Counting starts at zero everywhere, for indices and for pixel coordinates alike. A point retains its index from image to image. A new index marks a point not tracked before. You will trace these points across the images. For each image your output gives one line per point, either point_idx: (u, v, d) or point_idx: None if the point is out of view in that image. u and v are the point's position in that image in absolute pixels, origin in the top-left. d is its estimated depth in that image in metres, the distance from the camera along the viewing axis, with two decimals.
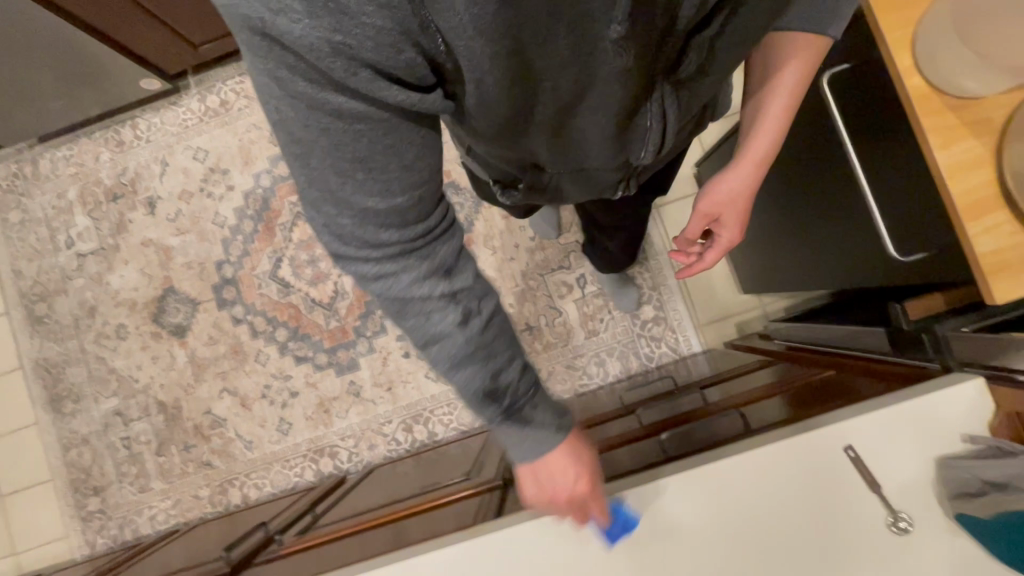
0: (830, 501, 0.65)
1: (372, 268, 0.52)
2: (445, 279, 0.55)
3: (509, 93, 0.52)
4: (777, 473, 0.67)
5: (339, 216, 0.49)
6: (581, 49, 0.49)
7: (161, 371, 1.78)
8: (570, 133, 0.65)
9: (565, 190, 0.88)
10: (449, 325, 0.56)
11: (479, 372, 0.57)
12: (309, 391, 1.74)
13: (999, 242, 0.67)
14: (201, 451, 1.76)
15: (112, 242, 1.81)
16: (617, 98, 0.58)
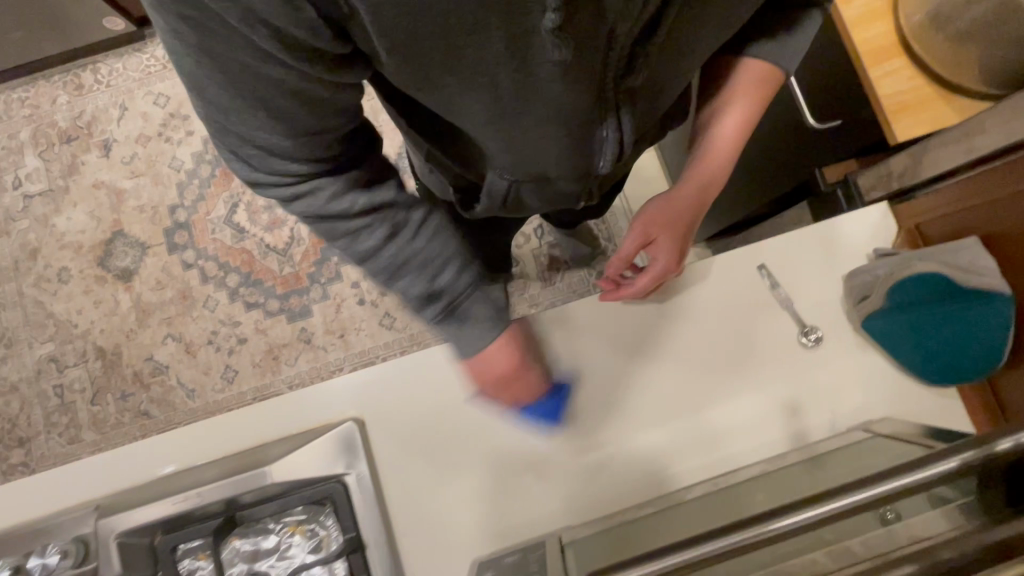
0: (743, 323, 0.67)
1: (285, 191, 0.51)
2: (362, 190, 0.53)
3: (449, 80, 0.47)
4: (702, 294, 0.68)
5: (241, 148, 0.47)
6: (512, 44, 0.43)
7: (104, 316, 1.71)
8: (530, 141, 0.59)
9: (527, 201, 0.83)
10: (376, 242, 0.54)
11: (414, 279, 0.56)
12: (258, 338, 1.68)
13: (898, 85, 0.72)
14: (138, 400, 1.67)
15: (63, 185, 1.77)
16: (560, 100, 0.52)
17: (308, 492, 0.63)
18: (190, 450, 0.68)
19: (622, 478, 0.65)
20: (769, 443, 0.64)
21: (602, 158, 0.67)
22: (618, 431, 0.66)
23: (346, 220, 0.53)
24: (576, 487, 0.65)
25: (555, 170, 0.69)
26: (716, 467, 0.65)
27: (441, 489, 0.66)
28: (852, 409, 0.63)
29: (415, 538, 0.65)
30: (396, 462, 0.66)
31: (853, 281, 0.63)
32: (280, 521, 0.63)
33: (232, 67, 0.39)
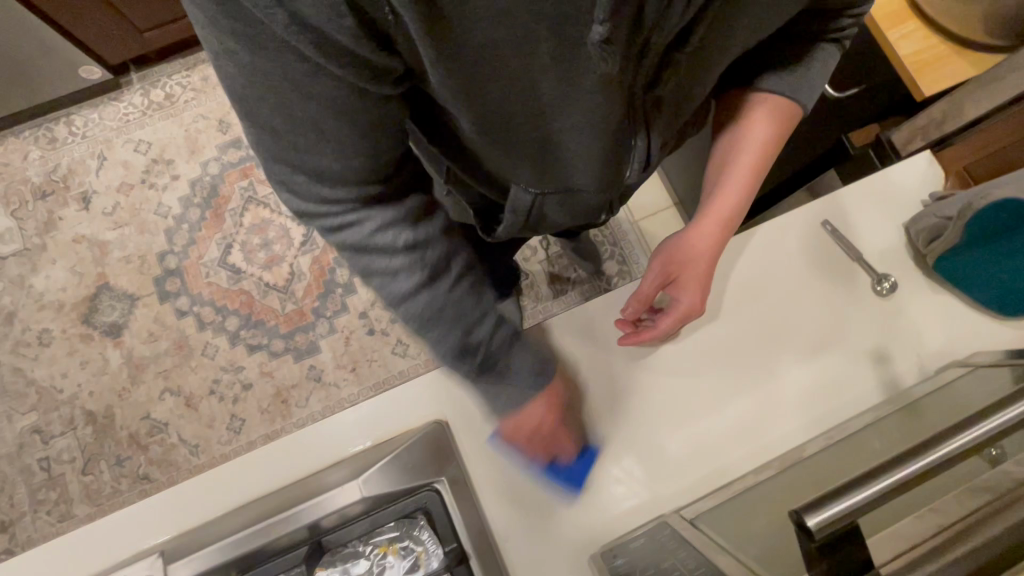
0: (814, 284, 0.66)
1: (329, 221, 0.48)
2: (410, 225, 0.50)
3: (497, 87, 0.45)
4: (768, 259, 0.68)
5: (290, 173, 0.44)
6: (558, 53, 0.42)
7: (92, 376, 1.60)
8: (557, 155, 0.60)
9: (548, 218, 0.81)
10: (419, 283, 0.50)
11: (446, 331, 0.51)
12: (264, 382, 1.59)
13: (915, 46, 0.76)
14: (136, 464, 1.54)
15: (39, 243, 1.67)
16: (597, 111, 0.51)
17: (399, 506, 0.58)
18: (249, 484, 0.62)
19: (723, 456, 0.62)
20: (862, 399, 0.63)
21: (632, 170, 0.68)
22: (708, 407, 0.64)
23: (387, 257, 0.50)
24: (672, 473, 0.62)
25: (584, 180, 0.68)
26: (814, 432, 0.63)
27: (534, 496, 0.61)
28: (936, 349, 0.64)
29: (518, 549, 0.60)
30: (483, 466, 0.62)
31: (920, 222, 0.64)
32: (371, 543, 0.58)
33: (275, 91, 0.37)
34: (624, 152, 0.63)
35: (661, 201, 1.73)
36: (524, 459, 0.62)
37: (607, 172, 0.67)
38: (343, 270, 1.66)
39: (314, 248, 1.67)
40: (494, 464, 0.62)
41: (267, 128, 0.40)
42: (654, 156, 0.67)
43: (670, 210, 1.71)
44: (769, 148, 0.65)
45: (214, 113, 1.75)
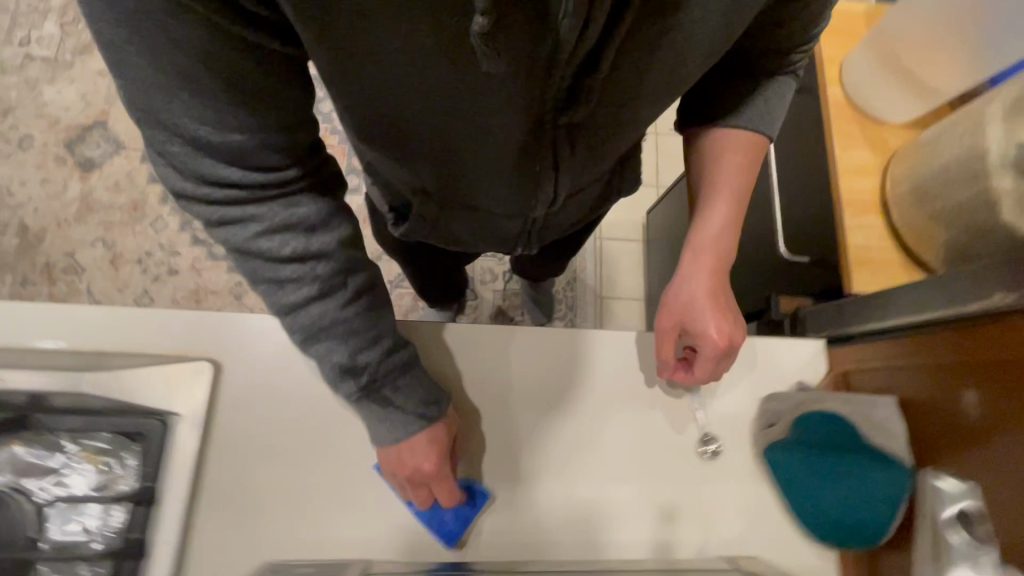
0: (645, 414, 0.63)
1: (211, 210, 0.46)
2: (303, 233, 0.48)
3: (393, 64, 0.48)
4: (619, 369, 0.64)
5: (167, 141, 0.42)
6: (439, 32, 0.45)
7: (45, 196, 1.61)
8: (460, 148, 0.61)
9: (456, 224, 0.83)
10: (304, 297, 0.49)
11: (334, 348, 0.50)
12: (190, 276, 1.59)
13: (868, 239, 0.73)
14: (37, 292, 1.54)
15: (69, 60, 1.73)
16: (493, 102, 0.53)
17: (121, 419, 0.54)
18: (28, 330, 0.58)
19: (470, 532, 0.58)
20: (628, 545, 0.59)
21: (541, 198, 0.72)
22: (480, 478, 0.60)
23: (275, 265, 0.48)
24: (410, 524, 0.58)
25: (486, 186, 0.70)
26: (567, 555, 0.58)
27: (267, 486, 0.57)
28: (726, 538, 0.59)
29: (217, 522, 0.56)
30: (230, 435, 0.58)
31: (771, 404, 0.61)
32: (77, 443, 0.54)
33: (164, 52, 0.38)
34: (530, 173, 0.67)
35: (633, 291, 1.70)
36: (278, 445, 0.58)
37: (511, 190, 0.70)
38: None
39: None
40: (245, 436, 0.58)
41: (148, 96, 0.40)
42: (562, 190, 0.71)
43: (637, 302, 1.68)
44: (751, 167, 0.65)
45: None
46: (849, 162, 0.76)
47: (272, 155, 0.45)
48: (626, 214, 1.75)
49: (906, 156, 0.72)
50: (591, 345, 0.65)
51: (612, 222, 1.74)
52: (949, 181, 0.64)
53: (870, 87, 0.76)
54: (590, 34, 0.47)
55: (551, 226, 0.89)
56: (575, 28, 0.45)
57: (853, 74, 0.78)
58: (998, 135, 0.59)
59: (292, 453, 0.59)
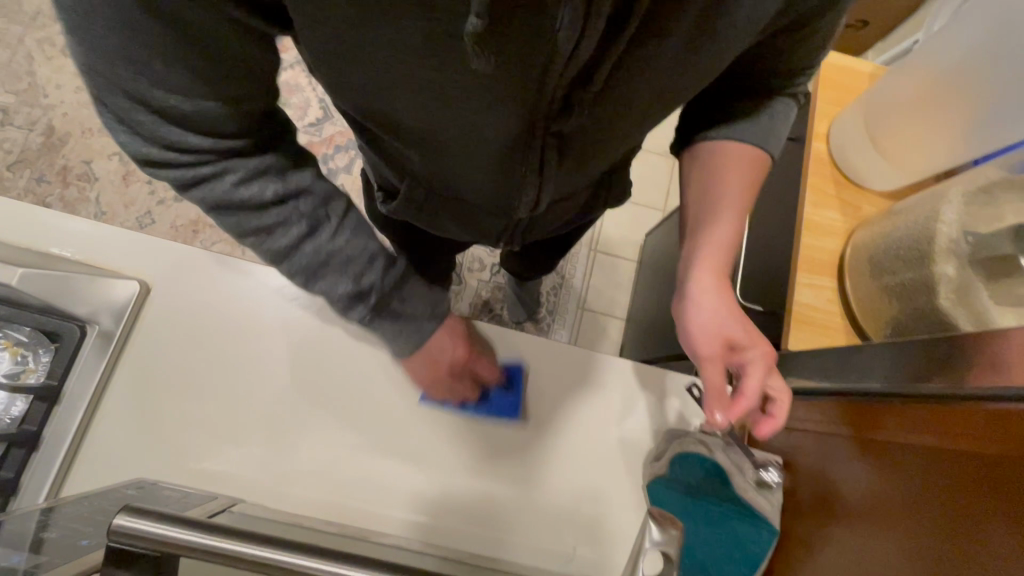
0: (549, 424, 0.65)
1: (186, 174, 0.43)
2: (280, 177, 0.47)
3: (364, 58, 0.44)
4: (537, 373, 0.66)
5: (132, 108, 0.39)
6: (433, 33, 0.41)
7: (76, 103, 1.68)
8: (441, 148, 0.58)
9: (443, 225, 0.80)
10: (298, 235, 0.48)
11: (335, 277, 0.51)
12: (193, 206, 1.63)
13: (816, 300, 0.72)
14: (49, 191, 1.61)
15: None
16: (480, 105, 0.49)
17: (42, 319, 0.56)
18: None
19: (347, 498, 0.60)
20: (497, 544, 0.60)
21: (524, 199, 0.66)
22: (373, 449, 0.62)
23: (256, 214, 0.47)
24: (291, 478, 0.60)
25: (470, 187, 0.67)
26: (435, 538, 0.60)
27: (169, 413, 0.60)
28: (594, 558, 0.60)
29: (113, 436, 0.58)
30: (149, 353, 0.61)
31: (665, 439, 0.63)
32: None
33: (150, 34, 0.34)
34: (514, 174, 0.61)
35: (616, 309, 1.69)
36: (193, 372, 0.61)
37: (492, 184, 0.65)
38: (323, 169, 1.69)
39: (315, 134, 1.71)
40: (164, 357, 0.61)
41: (107, 64, 0.36)
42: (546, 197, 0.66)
43: (618, 322, 1.68)
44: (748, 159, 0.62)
45: None
46: (817, 220, 0.74)
47: (236, 121, 0.42)
48: (626, 233, 1.74)
49: (873, 223, 0.71)
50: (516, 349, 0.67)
51: (610, 238, 1.73)
52: (901, 260, 0.63)
53: (853, 150, 0.75)
54: (588, 43, 0.41)
55: (539, 227, 0.83)
56: (573, 36, 0.40)
57: (840, 132, 0.77)
58: (953, 217, 0.58)
59: (200, 388, 0.61)
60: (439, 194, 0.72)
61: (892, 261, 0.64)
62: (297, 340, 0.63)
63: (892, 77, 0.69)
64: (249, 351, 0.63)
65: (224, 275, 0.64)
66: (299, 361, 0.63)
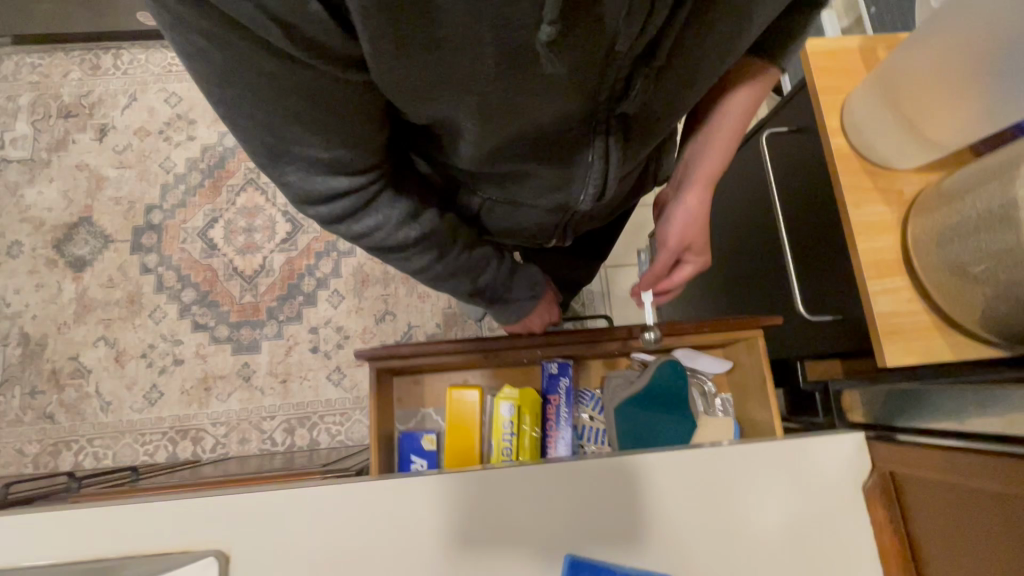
0: (683, 539, 0.59)
1: (336, 216, 0.50)
2: (415, 222, 0.55)
3: (437, 99, 0.41)
4: (677, 500, 0.60)
5: (285, 170, 0.44)
6: (508, 64, 0.39)
7: (41, 302, 1.60)
8: (507, 165, 0.55)
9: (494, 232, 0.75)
10: (428, 261, 0.60)
11: (462, 281, 0.66)
12: (195, 363, 1.56)
13: (896, 305, 0.68)
14: (47, 401, 1.53)
15: (45, 158, 1.70)
16: (551, 112, 0.46)
17: None
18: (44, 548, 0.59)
19: None
20: None
21: (587, 188, 0.60)
22: None
23: (398, 247, 0.56)
24: None
25: (530, 197, 0.63)
26: None
27: None
28: None
29: None
30: None
31: (804, 518, 0.59)
32: None
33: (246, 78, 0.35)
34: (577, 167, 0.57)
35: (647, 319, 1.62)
36: None
37: (544, 187, 0.60)
38: (311, 280, 1.62)
39: (292, 249, 1.64)
40: None
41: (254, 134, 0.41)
42: (613, 181, 0.60)
43: None
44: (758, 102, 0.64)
45: None
46: (864, 221, 0.71)
47: (361, 162, 0.46)
48: (631, 237, 1.68)
49: (931, 207, 0.66)
50: (627, 470, 0.62)
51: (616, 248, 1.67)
52: (968, 241, 0.59)
53: (871, 129, 0.71)
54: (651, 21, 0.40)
55: (590, 219, 0.76)
56: (635, 24, 0.39)
57: (855, 118, 0.73)
58: None
59: None
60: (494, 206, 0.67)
61: (959, 244, 0.60)
62: (440, 555, 0.60)
63: (907, 51, 0.63)
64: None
65: (297, 513, 0.61)
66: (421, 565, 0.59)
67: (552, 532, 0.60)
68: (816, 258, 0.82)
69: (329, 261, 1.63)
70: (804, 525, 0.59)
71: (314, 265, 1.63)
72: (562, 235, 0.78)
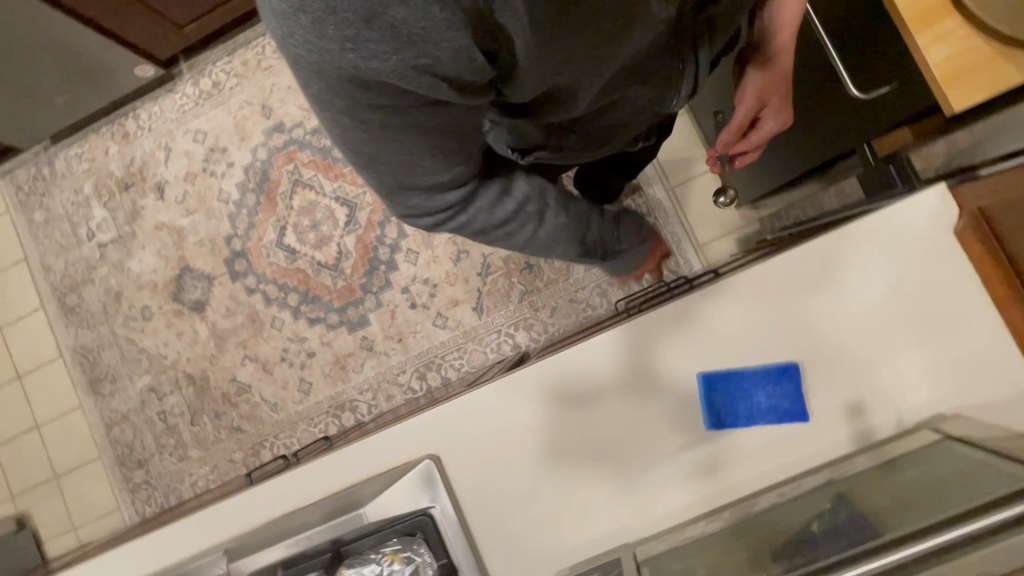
0: (808, 323, 0.77)
1: None
2: None
3: (566, 76, 0.48)
4: (792, 295, 0.77)
5: None
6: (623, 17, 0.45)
7: (187, 346, 1.87)
8: (607, 99, 0.61)
9: (589, 159, 0.82)
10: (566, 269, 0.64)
11: None
12: (325, 350, 1.79)
13: (953, 47, 0.66)
14: (231, 418, 1.83)
15: (129, 230, 1.91)
16: (641, 43, 0.52)
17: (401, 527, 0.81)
18: (333, 481, 0.86)
19: (684, 492, 0.79)
20: (834, 443, 0.76)
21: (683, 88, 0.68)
22: (688, 439, 0.79)
23: None
24: (653, 490, 0.80)
25: (623, 118, 0.70)
26: (787, 462, 0.77)
27: (539, 498, 0.82)
28: (911, 392, 0.74)
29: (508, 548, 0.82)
30: (490, 494, 0.83)
31: (898, 272, 0.74)
32: (380, 552, 0.80)
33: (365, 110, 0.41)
34: (671, 68, 0.63)
35: (700, 166, 1.62)
36: (527, 481, 0.82)
37: (641, 104, 0.67)
38: (385, 248, 1.76)
39: (357, 227, 1.77)
40: (512, 480, 0.82)
41: None
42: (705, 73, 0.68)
43: (710, 174, 1.63)
44: None
45: (257, 99, 1.84)
46: None
47: None
48: None
49: None
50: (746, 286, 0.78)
51: None
52: None
53: None
54: None
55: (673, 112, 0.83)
56: None
57: None
58: None
59: (544, 475, 0.82)
60: (590, 145, 0.74)
61: None
62: (613, 399, 0.81)
63: None
64: (577, 437, 0.81)
65: (507, 406, 0.83)
66: (609, 417, 0.81)
67: (701, 357, 0.79)
68: (854, 29, 0.80)
69: (393, 225, 1.75)
70: (897, 279, 0.74)
71: (382, 234, 1.76)
72: (645, 137, 0.88)
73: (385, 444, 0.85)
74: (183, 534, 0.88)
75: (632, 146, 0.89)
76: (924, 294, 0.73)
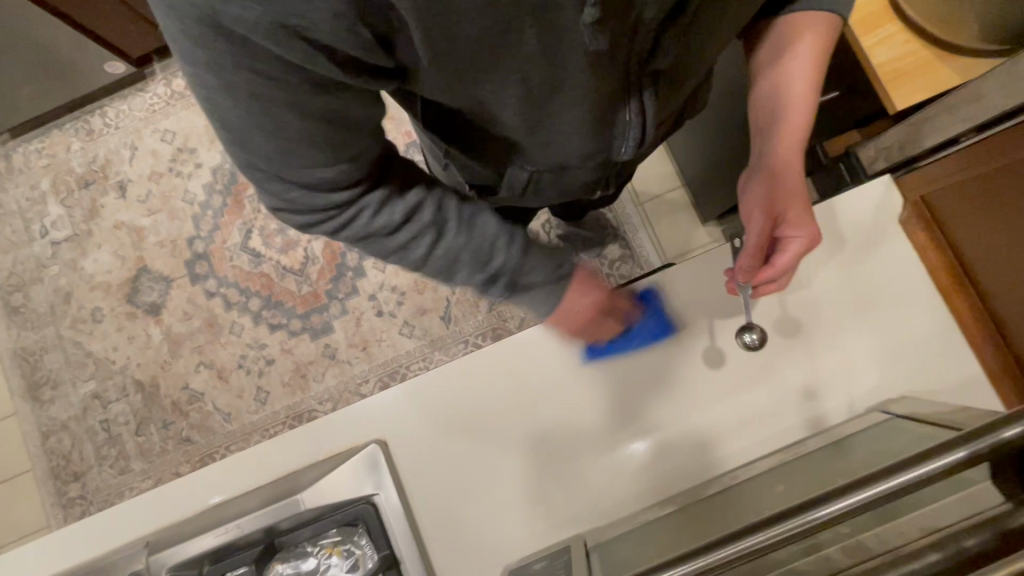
0: (770, 314, 0.78)
1: (330, 223, 0.56)
2: (402, 207, 0.57)
3: (492, 85, 0.51)
4: None
5: (283, 188, 0.51)
6: (547, 50, 0.48)
7: (138, 351, 1.78)
8: (547, 133, 0.65)
9: (543, 192, 0.87)
10: (432, 244, 0.60)
11: (472, 270, 0.63)
12: (285, 357, 1.73)
13: (893, 50, 0.76)
14: (180, 427, 1.74)
15: (86, 228, 1.84)
16: (586, 89, 0.56)
17: (340, 516, 0.75)
18: (280, 464, 0.81)
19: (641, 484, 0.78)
20: (790, 428, 0.77)
21: (628, 138, 0.71)
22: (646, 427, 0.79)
23: (396, 235, 0.59)
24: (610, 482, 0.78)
25: (574, 160, 0.75)
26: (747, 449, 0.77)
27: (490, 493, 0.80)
28: (865, 378, 0.76)
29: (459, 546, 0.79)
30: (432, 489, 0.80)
31: (854, 262, 0.76)
32: (317, 544, 0.76)
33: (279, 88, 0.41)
34: (612, 120, 0.66)
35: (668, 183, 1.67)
36: (473, 475, 0.80)
37: (589, 150, 0.72)
38: (353, 254, 1.74)
39: None
40: (447, 481, 0.80)
41: (262, 158, 0.48)
42: (649, 130, 0.71)
43: (678, 192, 1.68)
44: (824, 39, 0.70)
45: None
46: None
47: (358, 168, 0.52)
48: None
49: None
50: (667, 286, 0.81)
51: None
52: None
53: None
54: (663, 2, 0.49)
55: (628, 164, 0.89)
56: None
57: None
58: None
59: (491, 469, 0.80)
60: (543, 173, 0.79)
61: None
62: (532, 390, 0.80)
63: None
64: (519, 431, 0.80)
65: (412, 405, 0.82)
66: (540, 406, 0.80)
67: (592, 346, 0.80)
68: None
69: None
70: (851, 269, 0.76)
71: None
72: (604, 183, 0.92)
73: (334, 427, 0.82)
74: (102, 526, 0.81)
75: (592, 188, 0.91)
76: (878, 284, 0.76)
